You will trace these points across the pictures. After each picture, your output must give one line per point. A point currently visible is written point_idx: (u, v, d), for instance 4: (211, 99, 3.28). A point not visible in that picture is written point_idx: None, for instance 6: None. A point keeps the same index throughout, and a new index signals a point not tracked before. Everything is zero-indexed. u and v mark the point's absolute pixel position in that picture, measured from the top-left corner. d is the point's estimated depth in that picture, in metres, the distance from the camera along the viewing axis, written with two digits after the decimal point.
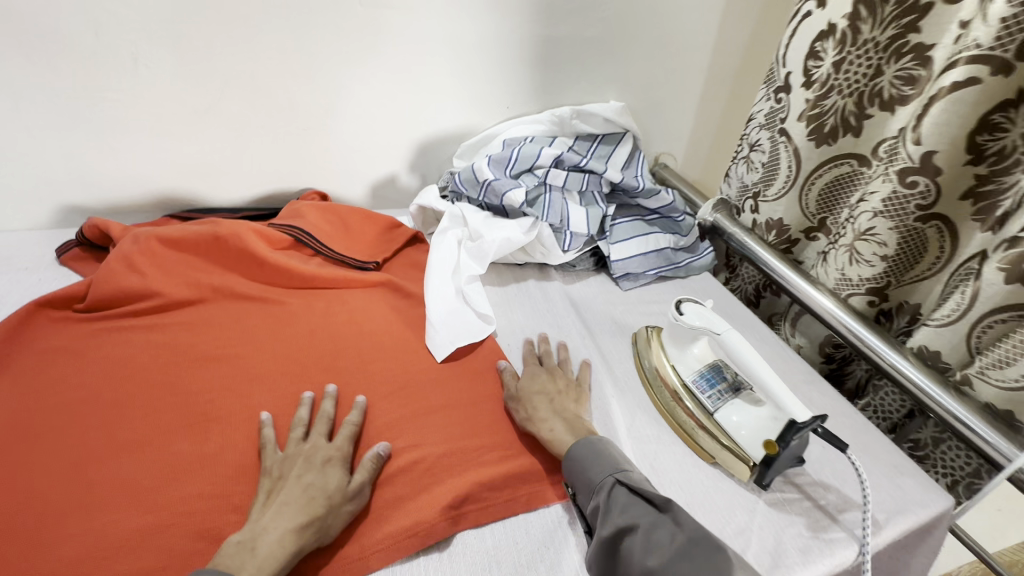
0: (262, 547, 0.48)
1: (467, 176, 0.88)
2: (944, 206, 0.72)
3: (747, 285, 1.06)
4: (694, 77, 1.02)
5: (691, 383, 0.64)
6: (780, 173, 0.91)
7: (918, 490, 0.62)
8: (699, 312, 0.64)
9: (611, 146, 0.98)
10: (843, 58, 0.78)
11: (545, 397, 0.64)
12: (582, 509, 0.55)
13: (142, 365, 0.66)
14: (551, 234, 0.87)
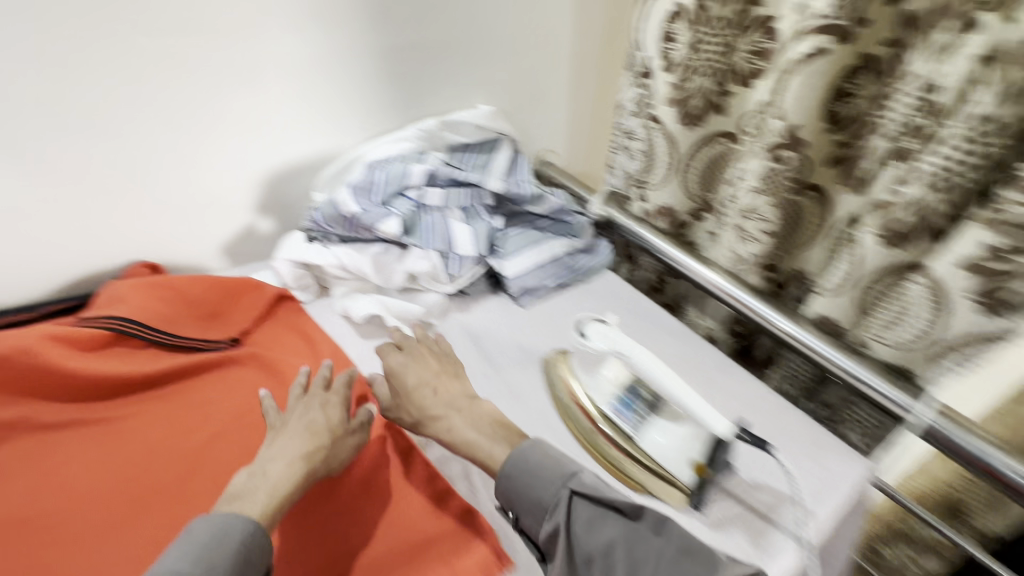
0: (271, 473, 0.54)
1: (330, 213, 0.77)
2: (814, 174, 0.74)
3: (647, 275, 1.00)
4: (561, 71, 0.95)
5: (608, 411, 0.66)
6: (658, 160, 0.88)
7: (842, 464, 0.66)
8: (607, 334, 0.69)
9: (488, 154, 0.90)
10: (698, 40, 0.77)
11: (429, 389, 0.66)
12: (530, 533, 0.55)
13: None
14: (439, 260, 0.80)
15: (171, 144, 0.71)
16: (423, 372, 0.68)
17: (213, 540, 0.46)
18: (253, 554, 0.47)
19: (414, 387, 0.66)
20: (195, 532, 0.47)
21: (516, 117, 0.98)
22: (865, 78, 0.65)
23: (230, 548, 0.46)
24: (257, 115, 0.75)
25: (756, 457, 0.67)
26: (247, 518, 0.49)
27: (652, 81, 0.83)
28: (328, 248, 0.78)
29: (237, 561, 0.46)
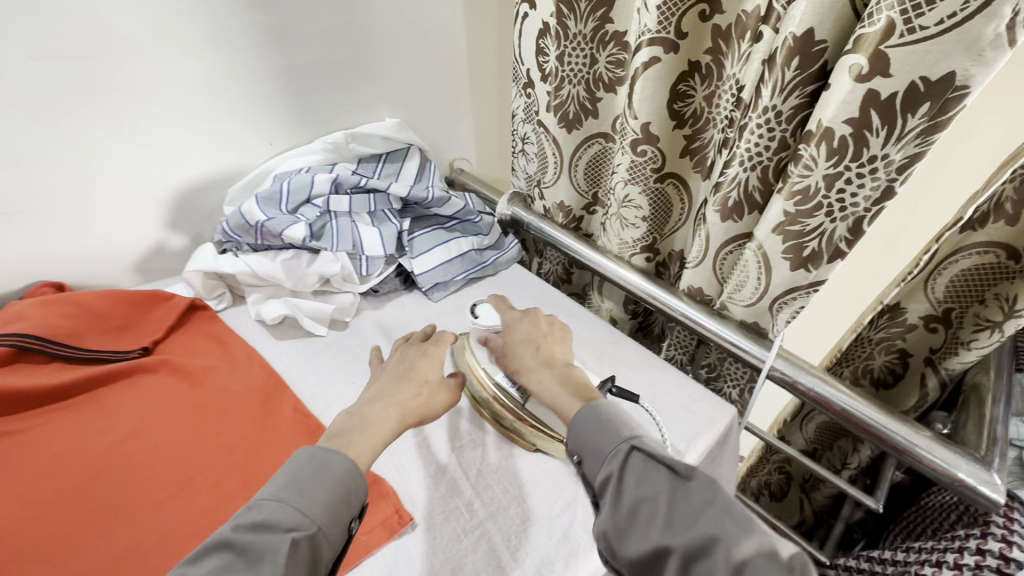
0: (370, 412, 0.52)
1: (237, 222, 0.75)
2: (672, 165, 0.77)
3: (555, 266, 1.06)
4: (463, 85, 1.05)
5: (498, 383, 0.64)
6: (550, 162, 0.91)
7: (707, 410, 0.67)
8: (519, 317, 0.67)
9: (397, 163, 0.95)
10: (563, 52, 0.78)
11: (534, 345, 0.62)
12: (590, 479, 0.49)
13: None
14: (348, 261, 0.78)
15: (44, 162, 0.69)
16: (428, 366, 0.59)
17: (318, 477, 0.44)
18: (347, 496, 0.45)
19: (432, 373, 0.58)
20: (301, 465, 0.45)
21: (426, 124, 1.04)
22: (696, 80, 0.68)
23: (300, 504, 0.43)
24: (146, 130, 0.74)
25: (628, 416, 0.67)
26: (345, 457, 0.47)
27: (534, 91, 0.87)
28: (240, 255, 0.77)
29: (340, 499, 0.44)
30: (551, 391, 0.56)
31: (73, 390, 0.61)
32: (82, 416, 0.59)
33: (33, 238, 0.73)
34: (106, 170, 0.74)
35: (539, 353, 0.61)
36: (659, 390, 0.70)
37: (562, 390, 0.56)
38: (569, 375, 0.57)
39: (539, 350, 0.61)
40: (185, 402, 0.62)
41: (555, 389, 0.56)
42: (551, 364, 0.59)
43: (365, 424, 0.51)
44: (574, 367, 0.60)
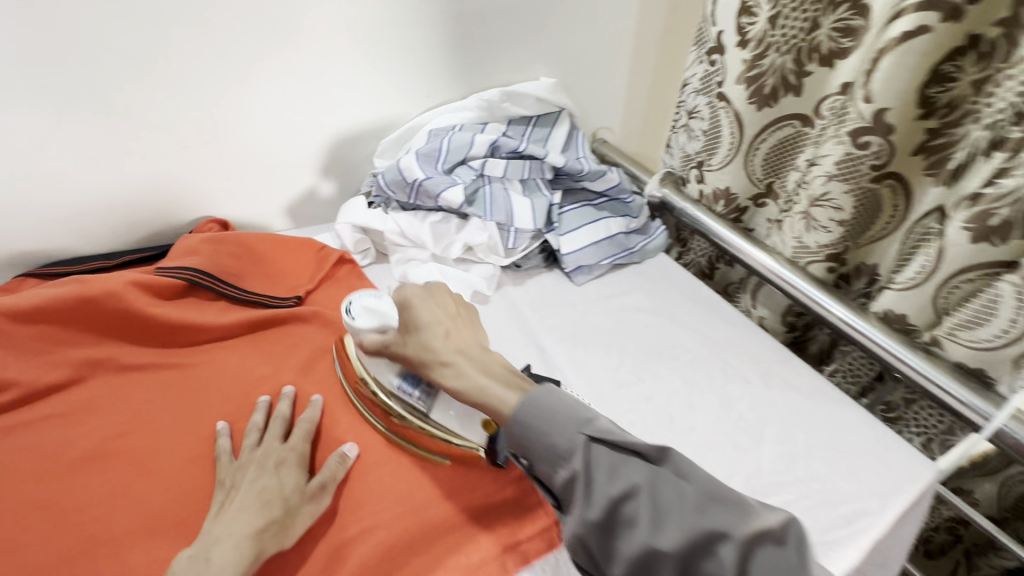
0: (218, 554, 0.41)
1: (393, 177, 0.72)
2: (899, 163, 0.63)
3: (700, 258, 0.96)
4: (626, 46, 0.94)
5: (395, 387, 0.52)
6: (722, 141, 0.80)
7: (904, 463, 0.57)
8: (420, 297, 0.54)
9: (547, 128, 0.87)
10: (778, 12, 0.66)
11: (440, 330, 0.51)
12: (545, 479, 0.43)
13: (70, 451, 0.48)
14: (497, 232, 0.73)
15: (218, 96, 0.67)
16: (271, 476, 0.47)
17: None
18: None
19: (281, 484, 0.46)
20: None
21: (578, 88, 0.96)
22: (969, 60, 0.54)
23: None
24: (317, 70, 0.71)
25: (810, 452, 0.58)
26: None
27: (721, 57, 0.75)
28: (390, 212, 0.74)
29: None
30: (475, 384, 0.47)
31: (233, 329, 0.61)
32: (240, 356, 0.59)
33: (202, 173, 0.72)
34: (277, 110, 0.72)
35: (447, 339, 0.50)
36: (845, 432, 0.60)
37: (496, 383, 0.46)
38: (485, 362, 0.49)
39: (447, 336, 0.50)
40: (331, 358, 0.61)
41: (479, 382, 0.47)
42: (464, 353, 0.49)
43: (221, 557, 0.41)
44: (484, 355, 0.49)
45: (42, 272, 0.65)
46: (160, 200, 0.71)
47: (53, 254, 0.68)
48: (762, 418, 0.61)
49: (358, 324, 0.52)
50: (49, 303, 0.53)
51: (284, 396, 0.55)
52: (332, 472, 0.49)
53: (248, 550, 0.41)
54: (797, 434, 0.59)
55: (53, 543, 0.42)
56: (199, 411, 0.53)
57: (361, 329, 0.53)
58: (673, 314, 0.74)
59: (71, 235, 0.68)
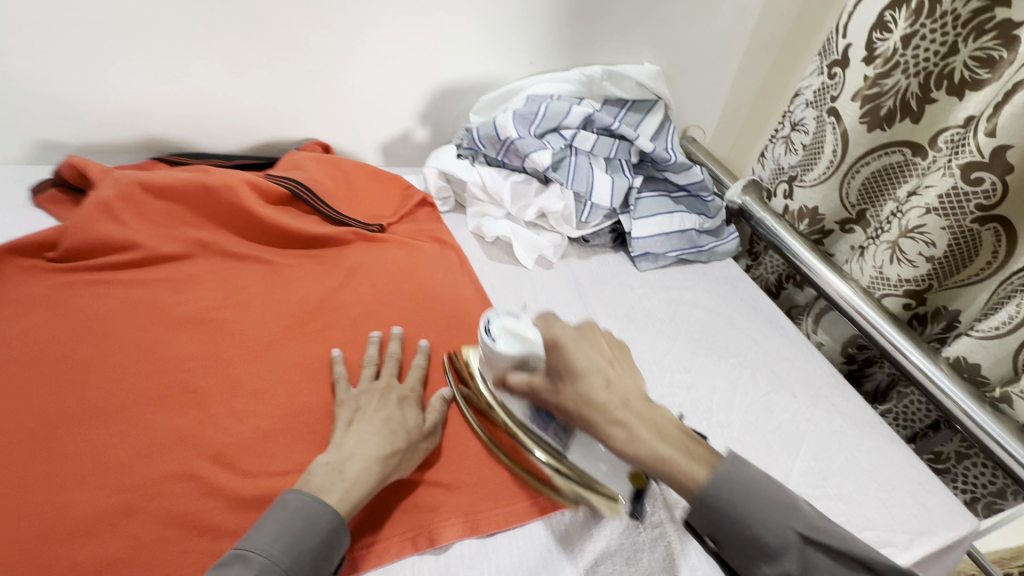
0: (350, 471, 0.43)
1: (487, 132, 0.75)
2: (1009, 207, 0.59)
3: (768, 274, 0.95)
4: (737, 45, 0.92)
5: (528, 422, 0.48)
6: (822, 157, 0.78)
7: (944, 510, 0.55)
8: (571, 338, 0.45)
9: (640, 114, 0.87)
10: (916, 32, 0.64)
11: (601, 377, 0.43)
12: (735, 566, 0.39)
13: (165, 310, 0.55)
14: (573, 203, 0.75)
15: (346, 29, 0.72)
16: (397, 411, 0.48)
17: (302, 533, 0.38)
18: (334, 544, 0.39)
19: (403, 418, 0.48)
20: (287, 514, 0.39)
21: (679, 80, 0.95)
22: None
23: (270, 554, 0.37)
24: (437, 18, 0.74)
25: (846, 473, 0.57)
26: (333, 508, 0.40)
27: (842, 71, 0.73)
28: (476, 165, 0.78)
29: (320, 555, 0.38)
30: (653, 453, 0.40)
31: (320, 240, 0.67)
32: (322, 264, 0.65)
33: (315, 97, 0.77)
34: (392, 50, 0.75)
35: (610, 391, 0.43)
36: (885, 467, 0.58)
37: (663, 443, 0.40)
38: (659, 428, 0.41)
39: (611, 389, 0.43)
40: (401, 279, 0.66)
41: (660, 449, 0.40)
42: (631, 405, 0.42)
43: (355, 469, 0.43)
44: (648, 407, 0.43)
45: (170, 159, 0.73)
46: (277, 115, 0.78)
47: (179, 145, 0.77)
48: (801, 431, 0.60)
49: (503, 353, 0.47)
50: (175, 183, 0.60)
51: (395, 337, 0.56)
52: (437, 411, 0.51)
53: (376, 468, 0.44)
54: (834, 454, 0.59)
55: (151, 378, 0.49)
56: (281, 301, 0.60)
57: (504, 355, 0.47)
58: (730, 318, 0.74)
59: (196, 132, 0.76)
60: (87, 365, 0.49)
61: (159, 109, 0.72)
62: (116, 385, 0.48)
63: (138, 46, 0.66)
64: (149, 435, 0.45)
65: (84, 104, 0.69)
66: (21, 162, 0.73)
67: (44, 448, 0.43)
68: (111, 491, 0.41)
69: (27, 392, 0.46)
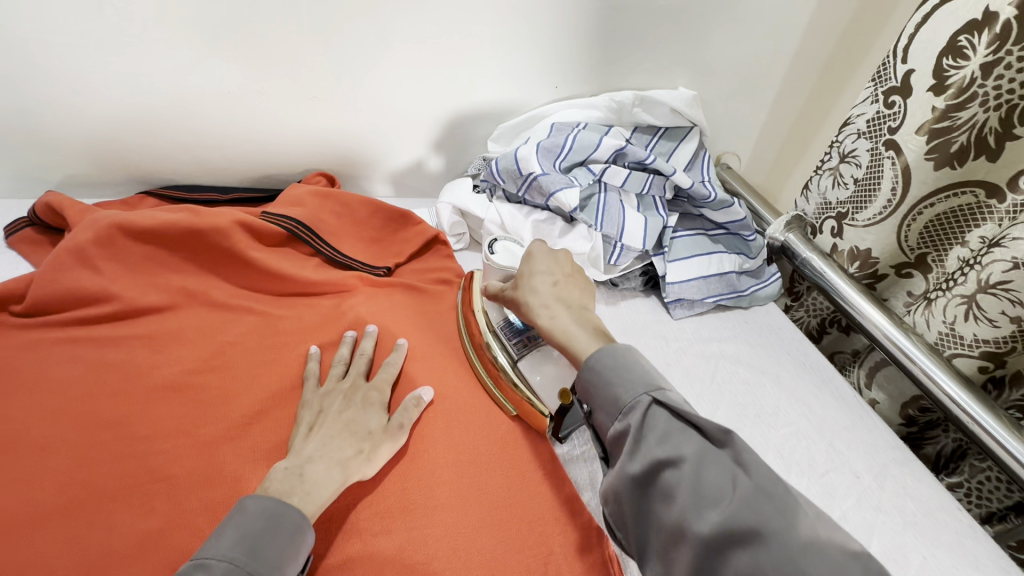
0: (309, 476, 0.42)
1: (507, 166, 0.67)
2: None
3: (810, 317, 0.86)
4: (779, 68, 0.85)
5: (499, 330, 0.56)
6: (878, 194, 0.70)
7: None
8: (540, 249, 0.56)
9: (673, 142, 0.79)
10: (999, 60, 0.56)
11: (550, 278, 0.53)
12: (600, 431, 0.42)
13: (141, 375, 0.48)
14: (602, 245, 0.67)
15: (354, 53, 0.65)
16: (356, 410, 0.48)
17: (268, 528, 0.38)
18: (301, 543, 0.39)
19: (364, 419, 0.47)
20: (246, 518, 0.38)
21: (714, 105, 0.88)
22: None
23: (236, 560, 0.35)
24: (453, 40, 0.67)
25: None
26: (300, 510, 0.40)
27: (902, 100, 0.65)
28: (494, 202, 0.71)
29: (284, 553, 0.37)
30: (563, 330, 0.48)
31: (322, 287, 0.60)
32: (322, 315, 0.58)
33: (320, 125, 0.71)
34: (404, 74, 0.69)
35: (553, 287, 0.52)
36: (970, 571, 0.50)
37: (575, 329, 0.48)
38: (583, 317, 0.49)
39: (557, 288, 0.52)
40: (411, 331, 0.59)
41: (570, 329, 0.48)
42: (564, 301, 0.51)
43: (315, 472, 0.42)
44: (580, 309, 0.50)
45: (162, 193, 0.67)
46: (279, 143, 0.71)
47: (174, 177, 0.71)
48: (868, 523, 0.52)
49: (496, 262, 0.61)
50: (162, 227, 0.54)
51: (368, 335, 0.55)
52: (408, 413, 0.48)
53: (336, 472, 0.43)
54: (909, 553, 0.50)
55: (122, 462, 0.43)
56: (274, 360, 0.53)
57: (496, 265, 0.61)
58: (777, 376, 0.66)
59: (192, 162, 0.70)
60: (50, 447, 0.43)
61: (151, 138, 0.66)
62: (80, 472, 0.42)
63: (126, 71, 0.60)
64: (110, 540, 0.39)
65: (70, 134, 0.64)
66: (5, 194, 0.68)
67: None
68: None
69: None
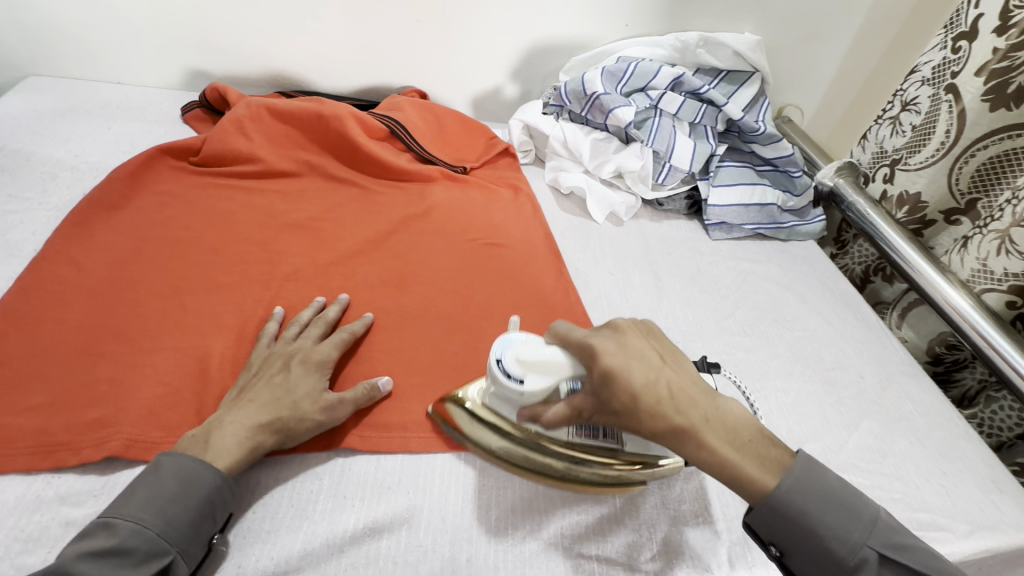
0: (218, 441, 0.40)
1: (574, 88, 0.77)
2: None
3: (853, 264, 0.89)
4: (850, 18, 0.87)
5: (575, 440, 0.43)
6: (932, 139, 0.73)
7: (1019, 513, 0.51)
8: (616, 355, 0.36)
9: (733, 84, 0.84)
10: None
11: (667, 387, 0.36)
12: (794, 568, 0.39)
13: (276, 214, 0.63)
14: (651, 162, 0.76)
15: None
16: (291, 376, 0.45)
17: (181, 493, 0.37)
18: (218, 504, 0.38)
19: (297, 385, 0.44)
20: (159, 475, 0.37)
21: (780, 53, 0.91)
22: None
23: (142, 519, 0.35)
24: None
25: (910, 457, 0.54)
26: (212, 464, 0.39)
27: (968, 44, 0.68)
28: (560, 121, 0.81)
29: (202, 513, 0.37)
30: (734, 471, 0.37)
31: (408, 173, 0.72)
32: (408, 194, 0.71)
33: (418, 48, 0.84)
34: (492, 6, 0.80)
35: (676, 399, 0.36)
36: (957, 459, 0.55)
37: (738, 455, 0.37)
38: (734, 433, 0.37)
39: (677, 394, 0.36)
40: (479, 215, 0.70)
41: (737, 463, 0.37)
42: (706, 416, 0.37)
43: (224, 441, 0.40)
44: (715, 407, 0.38)
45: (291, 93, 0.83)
46: (383, 61, 0.85)
47: (298, 83, 0.86)
48: (863, 410, 0.58)
49: (530, 393, 0.40)
50: (295, 110, 0.69)
51: (338, 302, 0.53)
52: (356, 394, 0.45)
53: (245, 443, 0.40)
54: (899, 437, 0.56)
55: (263, 266, 0.57)
56: (367, 220, 0.66)
57: (533, 396, 0.40)
58: (803, 294, 0.71)
59: (315, 73, 0.85)
60: (212, 247, 0.58)
61: (286, 48, 0.81)
62: (233, 267, 0.56)
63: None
64: (255, 306, 0.53)
65: (227, 40, 0.80)
66: (175, 88, 0.86)
67: (170, 302, 0.51)
68: (223, 344, 0.49)
69: (162, 256, 0.55)
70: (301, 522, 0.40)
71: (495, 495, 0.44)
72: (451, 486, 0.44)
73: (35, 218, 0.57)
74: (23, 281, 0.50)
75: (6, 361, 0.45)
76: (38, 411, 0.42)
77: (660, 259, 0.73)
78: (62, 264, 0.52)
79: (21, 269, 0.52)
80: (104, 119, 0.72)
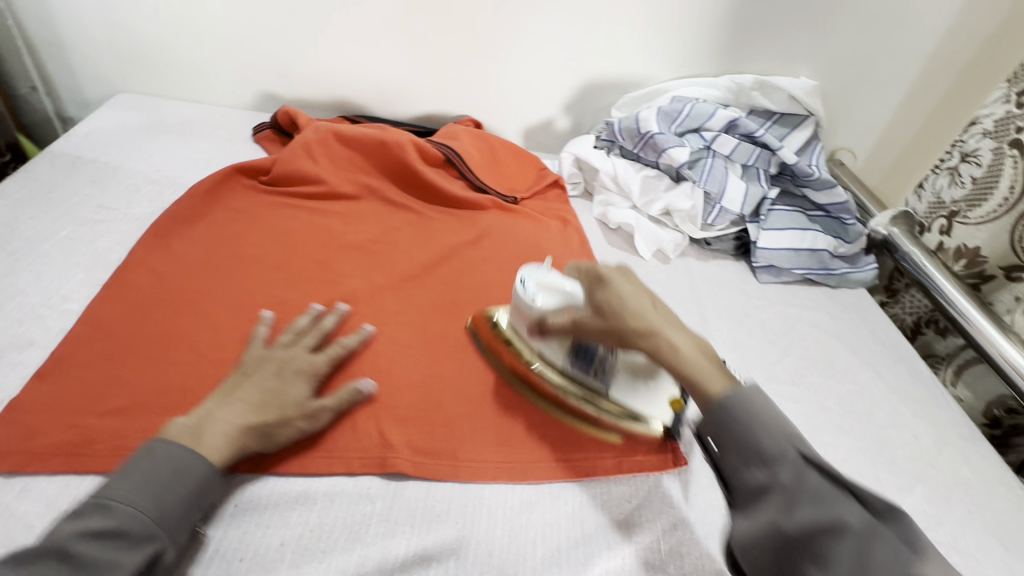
0: (203, 437, 0.41)
1: (628, 125, 0.79)
2: None
3: (905, 314, 0.86)
4: (910, 68, 0.86)
5: (568, 368, 0.51)
6: (995, 192, 0.71)
7: None
8: (613, 272, 0.47)
9: (787, 128, 0.84)
10: None
11: (645, 304, 0.45)
12: (729, 475, 0.39)
13: (336, 235, 0.66)
14: (701, 202, 0.76)
15: (517, 22, 0.80)
16: (281, 382, 0.46)
17: (171, 481, 0.38)
18: (205, 495, 0.40)
19: (286, 393, 0.46)
20: (153, 461, 0.38)
21: (836, 98, 0.91)
22: None
23: (137, 502, 0.37)
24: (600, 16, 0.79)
25: (967, 526, 0.52)
26: (203, 461, 0.40)
27: None
28: (611, 156, 0.82)
29: (189, 505, 0.39)
30: (689, 369, 0.41)
31: (460, 201, 0.74)
32: (460, 221, 0.73)
33: (477, 81, 0.87)
34: (552, 43, 0.82)
35: (651, 308, 0.44)
36: (1018, 533, 0.53)
37: (700, 363, 0.41)
38: (696, 347, 0.43)
39: (656, 311, 0.45)
40: (529, 246, 0.71)
41: (690, 362, 0.41)
42: (674, 327, 0.43)
43: (209, 436, 0.41)
44: (683, 331, 0.44)
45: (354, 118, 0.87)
46: (442, 91, 0.88)
47: (360, 109, 0.90)
48: (917, 471, 0.56)
49: (541, 303, 0.50)
50: (361, 136, 0.72)
51: (337, 313, 0.54)
52: (340, 400, 0.47)
53: (229, 442, 0.42)
54: (955, 504, 0.54)
55: (323, 286, 0.60)
56: (422, 245, 0.68)
57: (542, 307, 0.50)
58: (854, 345, 0.70)
59: (378, 100, 0.89)
60: (277, 264, 0.61)
61: (352, 76, 0.86)
62: (294, 284, 0.59)
63: (345, 18, 0.79)
64: None
65: (300, 66, 0.85)
66: (247, 108, 0.91)
67: (237, 316, 0.54)
68: None
69: (230, 270, 0.59)
70: (354, 544, 0.41)
71: (542, 532, 0.44)
72: (498, 520, 0.44)
73: (119, 228, 0.61)
74: (108, 288, 0.54)
75: (89, 364, 0.48)
76: (116, 415, 0.44)
77: (707, 299, 0.72)
78: (142, 274, 0.56)
79: (106, 276, 0.56)
80: (184, 137, 0.77)
